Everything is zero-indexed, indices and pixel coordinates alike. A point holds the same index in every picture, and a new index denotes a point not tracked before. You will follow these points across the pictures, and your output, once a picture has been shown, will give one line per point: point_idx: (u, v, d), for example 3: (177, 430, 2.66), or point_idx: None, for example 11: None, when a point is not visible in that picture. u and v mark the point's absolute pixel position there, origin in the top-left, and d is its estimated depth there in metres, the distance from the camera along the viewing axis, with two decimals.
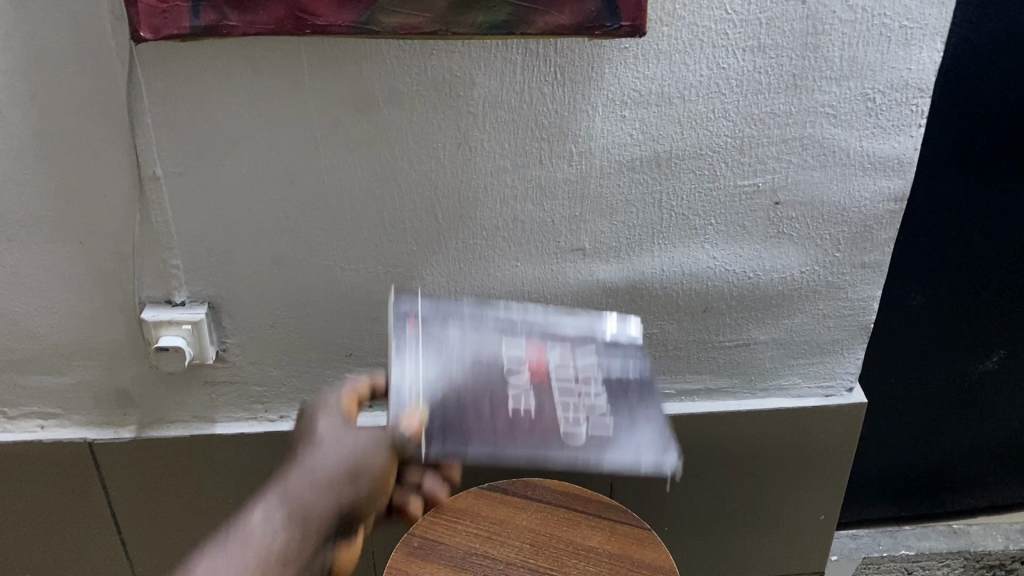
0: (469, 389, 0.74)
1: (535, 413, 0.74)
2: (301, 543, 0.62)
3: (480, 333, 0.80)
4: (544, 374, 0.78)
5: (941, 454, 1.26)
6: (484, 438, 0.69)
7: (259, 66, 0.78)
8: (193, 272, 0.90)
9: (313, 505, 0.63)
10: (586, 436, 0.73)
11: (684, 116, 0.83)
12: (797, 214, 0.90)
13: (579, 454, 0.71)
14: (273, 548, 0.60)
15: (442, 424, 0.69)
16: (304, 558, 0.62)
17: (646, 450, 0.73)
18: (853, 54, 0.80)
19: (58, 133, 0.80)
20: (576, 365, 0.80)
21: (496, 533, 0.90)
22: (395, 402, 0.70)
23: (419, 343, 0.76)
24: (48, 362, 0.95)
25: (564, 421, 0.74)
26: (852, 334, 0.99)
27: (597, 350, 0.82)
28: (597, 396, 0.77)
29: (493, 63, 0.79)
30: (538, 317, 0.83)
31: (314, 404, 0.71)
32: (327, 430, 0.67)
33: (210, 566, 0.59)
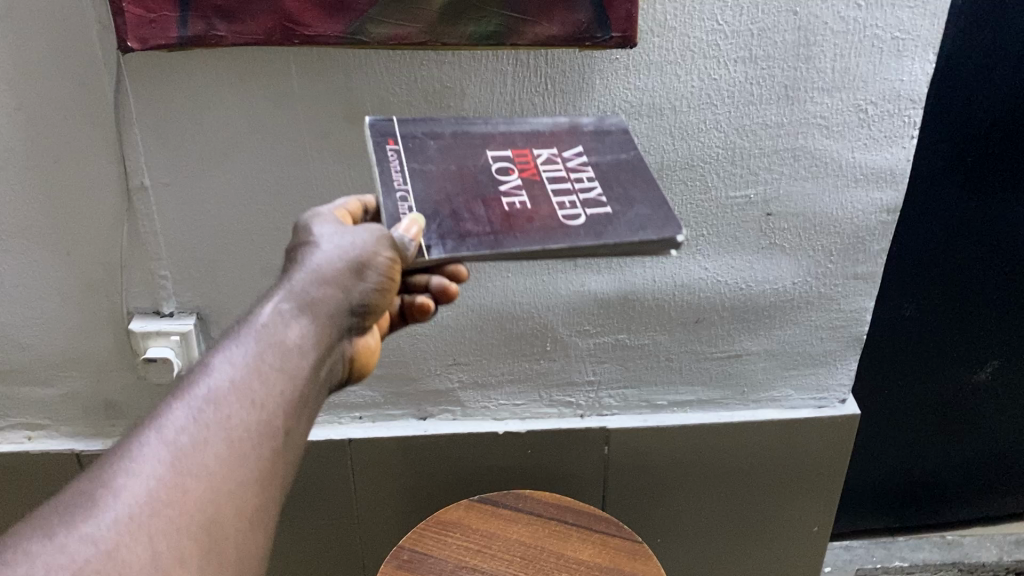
0: (453, 191, 0.62)
1: (530, 205, 0.62)
2: (310, 346, 0.53)
3: (462, 147, 0.67)
4: (536, 171, 0.66)
5: (935, 465, 1.26)
6: (478, 238, 0.58)
7: (247, 77, 0.78)
8: (181, 283, 0.90)
9: (317, 306, 0.55)
10: (587, 216, 0.61)
11: (675, 127, 0.83)
12: (789, 225, 0.89)
13: (585, 236, 0.58)
14: (288, 342, 0.52)
15: (442, 229, 0.58)
16: (318, 355, 0.54)
17: (660, 223, 0.60)
18: (845, 65, 0.80)
19: (45, 143, 0.80)
20: (567, 158, 0.67)
21: (485, 546, 0.89)
22: (389, 213, 0.59)
23: (403, 175, 0.63)
24: (35, 373, 0.94)
25: (559, 206, 0.62)
26: (845, 344, 0.99)
27: (589, 142, 0.70)
28: (592, 182, 0.64)
29: (484, 74, 0.79)
30: (528, 128, 0.71)
31: (310, 215, 0.62)
32: (326, 233, 0.59)
33: (221, 360, 0.50)
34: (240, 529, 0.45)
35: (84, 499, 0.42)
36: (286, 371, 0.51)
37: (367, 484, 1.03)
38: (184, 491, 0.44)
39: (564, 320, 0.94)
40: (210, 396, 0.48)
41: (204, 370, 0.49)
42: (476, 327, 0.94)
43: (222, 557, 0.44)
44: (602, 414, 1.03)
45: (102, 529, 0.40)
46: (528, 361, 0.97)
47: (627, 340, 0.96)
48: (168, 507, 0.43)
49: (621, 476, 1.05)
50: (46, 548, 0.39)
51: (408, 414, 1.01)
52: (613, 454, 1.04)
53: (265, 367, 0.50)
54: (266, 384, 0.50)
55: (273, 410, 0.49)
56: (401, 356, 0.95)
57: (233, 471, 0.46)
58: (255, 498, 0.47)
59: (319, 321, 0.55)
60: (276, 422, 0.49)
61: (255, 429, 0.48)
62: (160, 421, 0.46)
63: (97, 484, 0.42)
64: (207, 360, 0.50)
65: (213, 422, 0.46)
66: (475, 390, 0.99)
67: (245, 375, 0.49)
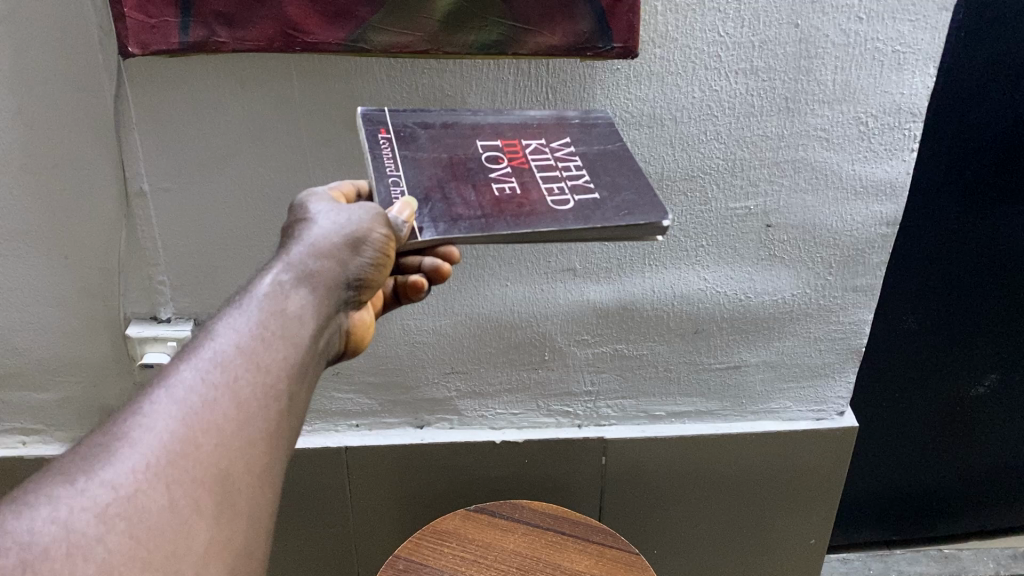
0: (444, 178, 0.63)
1: (519, 191, 0.62)
2: (311, 314, 0.52)
3: (453, 138, 0.68)
4: (523, 159, 0.66)
5: (933, 478, 1.25)
6: (469, 220, 0.58)
7: (248, 83, 0.77)
8: (179, 289, 0.89)
9: (316, 275, 0.53)
10: (575, 201, 0.61)
11: (675, 137, 0.83)
12: (789, 237, 0.89)
13: (573, 218, 0.59)
14: (289, 311, 0.50)
15: (434, 213, 0.59)
16: (318, 325, 0.52)
17: (646, 207, 0.60)
18: (846, 78, 0.80)
19: (44, 147, 0.80)
20: (555, 148, 0.68)
21: (481, 556, 0.89)
22: (381, 199, 0.60)
23: (395, 162, 0.64)
24: (30, 377, 0.94)
25: (547, 192, 0.62)
26: (843, 356, 0.99)
27: (578, 134, 0.71)
28: (579, 171, 0.65)
29: (486, 83, 0.79)
30: (517, 120, 0.72)
31: (304, 195, 0.61)
32: (322, 210, 0.58)
33: (224, 326, 0.48)
34: (251, 488, 0.44)
35: (98, 452, 0.40)
36: (290, 337, 0.50)
37: (363, 492, 1.03)
38: (196, 446, 0.42)
39: (563, 330, 0.94)
40: (215, 359, 0.46)
41: (207, 335, 0.48)
42: (475, 335, 0.94)
43: (235, 515, 0.43)
44: (600, 423, 1.03)
45: (118, 479, 0.39)
46: (526, 370, 0.97)
47: (626, 350, 0.96)
48: (181, 463, 0.41)
49: (618, 487, 1.05)
50: (66, 497, 0.38)
51: (406, 422, 1.01)
52: (610, 465, 1.03)
53: (269, 333, 0.49)
54: (271, 348, 0.48)
55: (279, 373, 0.48)
56: (398, 363, 0.95)
57: (242, 430, 0.44)
58: (264, 460, 0.45)
59: (319, 291, 0.53)
60: (283, 385, 0.48)
61: (261, 391, 0.46)
62: (166, 380, 0.44)
63: (110, 439, 0.41)
64: (210, 326, 0.49)
65: (220, 381, 0.45)
66: (473, 399, 0.99)
67: (250, 339, 0.48)
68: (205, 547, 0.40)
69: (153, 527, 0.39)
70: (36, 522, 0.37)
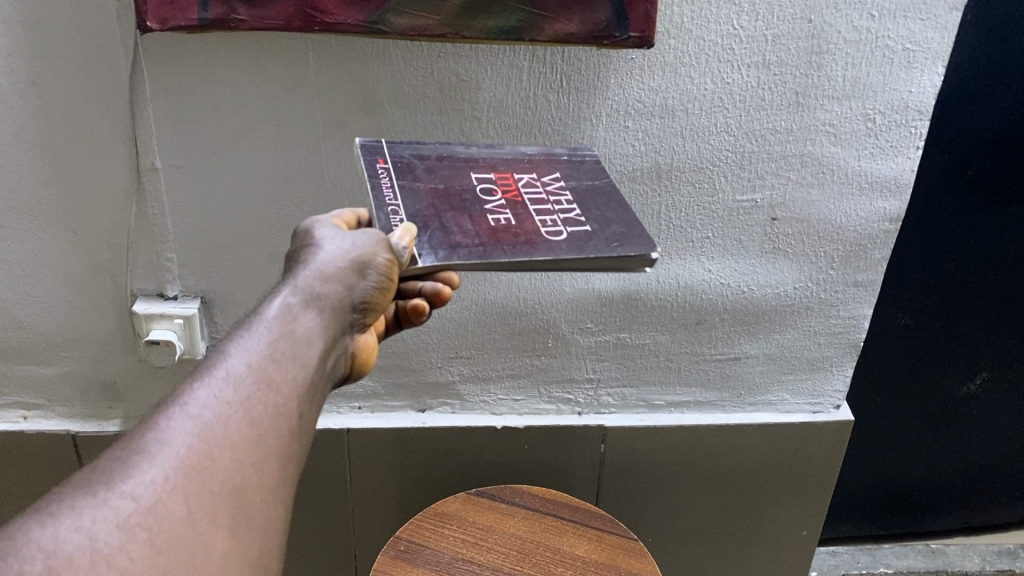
0: (440, 207, 0.64)
1: (514, 222, 0.63)
2: (320, 333, 0.52)
3: (448, 169, 0.70)
4: (516, 193, 0.67)
5: (922, 473, 1.27)
6: (466, 249, 0.58)
7: (264, 62, 0.78)
8: (187, 267, 0.89)
9: (323, 300, 0.53)
10: (568, 232, 0.61)
11: (686, 128, 0.83)
12: (793, 230, 0.90)
13: (567, 249, 0.59)
14: (299, 332, 0.51)
15: (433, 242, 0.59)
16: (327, 346, 0.53)
17: (638, 241, 0.61)
18: (856, 74, 0.81)
19: (57, 120, 0.79)
20: (546, 182, 0.69)
21: (482, 539, 0.89)
22: (380, 226, 0.60)
23: (393, 191, 0.65)
24: (34, 352, 0.94)
25: (542, 224, 0.62)
26: (842, 351, 1.00)
27: (567, 169, 0.73)
28: (571, 204, 0.66)
29: (500, 69, 0.80)
30: (509, 153, 0.74)
31: (308, 226, 0.61)
32: (328, 236, 0.59)
33: (235, 346, 0.48)
34: (265, 503, 0.44)
35: (118, 465, 0.41)
36: (301, 357, 0.50)
37: (363, 474, 1.03)
38: (213, 461, 0.42)
39: (567, 318, 0.95)
40: (229, 378, 0.46)
41: (220, 355, 0.48)
42: (480, 321, 0.94)
43: (250, 530, 0.43)
44: (599, 411, 1.03)
45: (138, 492, 0.39)
46: (529, 357, 0.98)
47: (628, 339, 0.97)
48: (199, 471, 0.42)
49: (616, 474, 1.06)
50: (88, 508, 0.38)
51: (408, 406, 1.01)
52: (609, 452, 1.04)
53: (280, 352, 0.49)
54: (282, 368, 0.48)
55: (290, 392, 0.48)
56: (403, 346, 0.96)
57: (256, 447, 0.45)
58: (277, 472, 0.45)
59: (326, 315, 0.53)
60: (294, 403, 0.48)
61: (273, 409, 0.46)
62: (181, 399, 0.44)
63: (129, 453, 0.41)
64: (222, 346, 0.49)
65: (234, 399, 0.45)
66: (475, 384, 1.00)
67: (262, 359, 0.48)
68: (222, 558, 0.41)
69: (172, 540, 0.39)
70: (59, 532, 0.37)
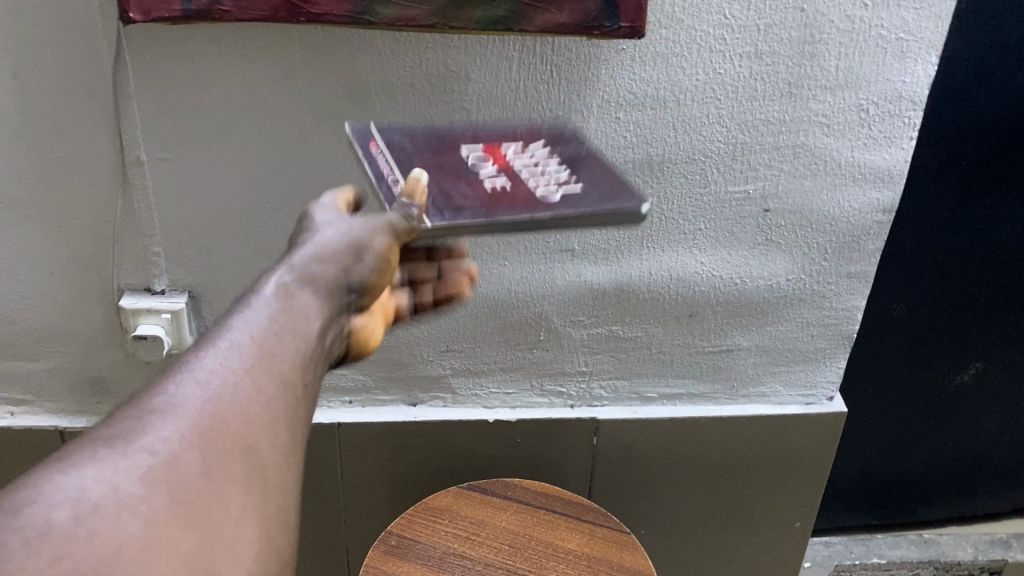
0: (436, 177, 0.64)
1: (511, 186, 0.63)
2: (324, 306, 0.54)
3: (437, 146, 0.69)
4: (507, 160, 0.68)
5: (915, 464, 1.27)
6: (469, 210, 0.59)
7: (249, 53, 0.77)
8: (175, 261, 0.88)
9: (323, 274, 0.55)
10: (566, 191, 0.62)
11: (677, 119, 0.83)
12: (786, 222, 0.90)
13: (570, 204, 0.60)
14: (303, 303, 0.52)
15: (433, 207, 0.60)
16: (331, 318, 0.54)
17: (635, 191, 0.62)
18: (849, 64, 0.81)
19: (40, 113, 0.78)
20: (534, 152, 0.70)
21: (474, 533, 0.89)
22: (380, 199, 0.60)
23: (389, 166, 0.64)
24: (20, 347, 0.93)
25: (538, 186, 0.63)
26: (835, 343, 1.00)
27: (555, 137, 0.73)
28: (563, 166, 0.66)
29: (490, 60, 0.78)
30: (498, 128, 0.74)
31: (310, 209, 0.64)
32: (327, 223, 0.60)
33: (242, 315, 0.50)
34: (276, 462, 0.45)
35: (131, 429, 0.42)
36: (305, 326, 0.51)
37: (354, 468, 1.03)
38: (222, 422, 0.44)
39: (559, 310, 0.94)
40: (236, 345, 0.47)
41: (226, 325, 0.49)
42: (472, 314, 0.94)
43: (263, 487, 0.44)
44: (592, 404, 1.03)
45: (148, 452, 0.41)
46: (521, 350, 0.97)
47: (620, 331, 0.96)
48: (209, 435, 0.43)
49: (609, 467, 1.06)
50: (101, 470, 0.39)
51: (399, 399, 1.01)
52: (602, 445, 1.04)
53: (285, 321, 0.50)
54: (287, 335, 0.50)
55: (295, 356, 0.49)
56: (393, 340, 0.95)
57: (264, 409, 0.46)
58: (286, 425, 0.47)
59: (326, 286, 0.55)
60: (300, 366, 0.49)
61: (280, 372, 0.48)
62: (189, 366, 0.46)
63: (139, 419, 0.43)
64: (230, 317, 0.50)
65: (241, 366, 0.47)
66: (467, 377, 0.99)
67: (268, 327, 0.49)
68: (235, 514, 0.42)
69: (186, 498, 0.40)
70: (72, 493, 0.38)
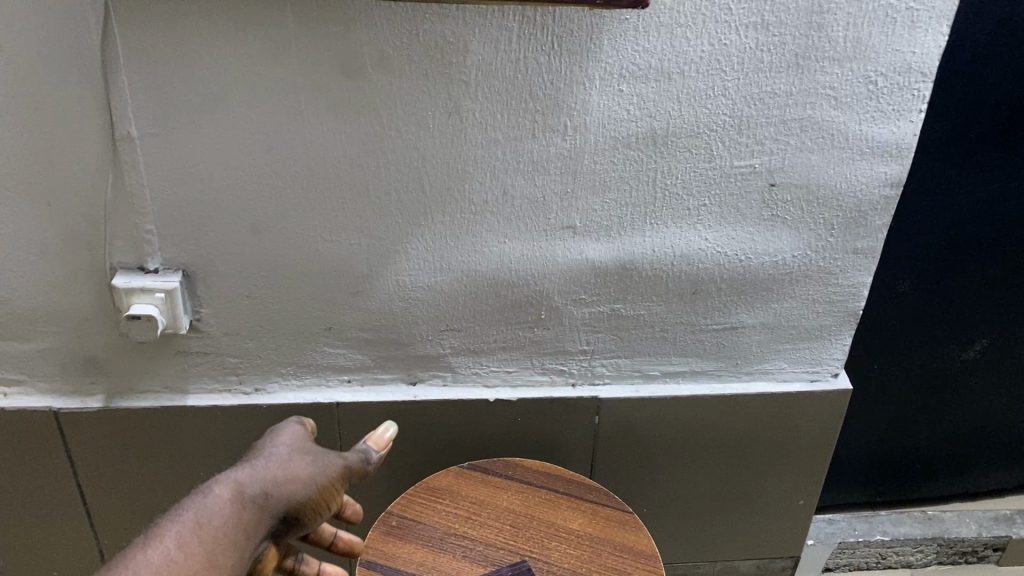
0: None
1: None
2: (265, 499, 0.56)
3: None
4: None
5: (919, 440, 1.26)
6: None
7: (240, 24, 0.74)
8: (167, 239, 0.86)
9: (271, 504, 0.56)
10: None
11: (682, 92, 0.80)
12: (792, 197, 0.88)
13: None
14: (245, 501, 0.55)
15: None
16: (275, 512, 0.57)
17: None
18: (858, 34, 0.78)
19: (27, 88, 0.76)
20: None
21: (475, 513, 0.88)
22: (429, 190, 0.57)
23: None
24: (13, 327, 0.91)
25: None
26: (840, 320, 0.98)
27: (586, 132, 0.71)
28: None
29: (488, 30, 0.76)
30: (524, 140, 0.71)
31: (270, 433, 0.65)
32: (283, 443, 0.62)
33: (188, 505, 0.53)
34: None
35: None
36: (245, 519, 0.54)
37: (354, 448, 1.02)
38: None
39: (560, 289, 0.92)
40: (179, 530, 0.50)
41: (174, 512, 0.52)
42: (471, 292, 0.92)
43: None
44: (593, 382, 1.02)
45: None
46: (522, 328, 0.96)
47: (622, 309, 0.95)
48: None
49: (610, 445, 1.04)
50: None
51: (398, 378, 0.99)
52: (603, 423, 1.03)
53: (228, 514, 0.53)
54: (228, 524, 0.52)
55: (232, 548, 0.52)
56: (392, 319, 0.93)
57: None
58: None
59: (273, 520, 0.56)
60: (236, 558, 0.52)
61: (214, 555, 0.50)
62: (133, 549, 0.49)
63: None
64: (178, 506, 0.53)
65: (182, 549, 0.49)
66: (467, 356, 0.98)
67: (209, 514, 0.52)
68: None
69: None
70: None
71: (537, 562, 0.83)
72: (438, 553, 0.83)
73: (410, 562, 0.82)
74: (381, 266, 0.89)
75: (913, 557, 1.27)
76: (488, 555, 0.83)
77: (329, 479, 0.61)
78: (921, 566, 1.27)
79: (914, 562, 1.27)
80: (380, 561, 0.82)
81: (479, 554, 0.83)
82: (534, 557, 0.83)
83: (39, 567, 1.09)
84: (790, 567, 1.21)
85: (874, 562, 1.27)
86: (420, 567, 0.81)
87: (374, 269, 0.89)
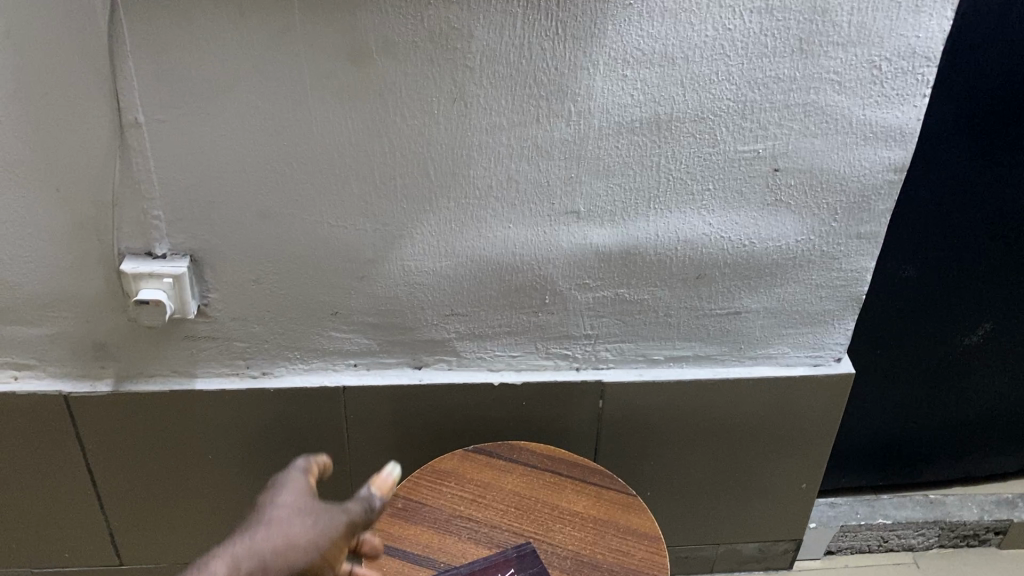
0: None
1: None
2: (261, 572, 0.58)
3: None
4: None
5: (921, 424, 1.27)
6: None
7: (246, 11, 0.75)
8: (175, 225, 0.87)
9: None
10: None
11: (686, 77, 0.81)
12: (796, 181, 0.88)
13: None
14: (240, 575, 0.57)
15: None
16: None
17: None
18: (861, 19, 0.78)
19: (36, 75, 0.77)
20: None
21: (480, 496, 0.89)
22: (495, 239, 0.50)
23: None
24: (22, 312, 0.92)
25: None
26: (843, 304, 0.99)
27: None
28: None
29: (493, 16, 0.76)
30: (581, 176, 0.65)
31: (274, 485, 0.66)
32: (285, 502, 0.63)
33: None
34: None
35: None
36: None
37: (360, 431, 1.03)
38: None
39: (564, 274, 0.93)
40: None
41: None
42: (476, 277, 0.93)
43: None
44: (598, 367, 1.02)
45: None
46: (526, 313, 0.96)
47: (626, 294, 0.95)
48: None
49: (614, 429, 1.05)
50: None
51: (404, 363, 1.00)
52: (607, 407, 1.03)
53: None
54: None
55: None
56: (398, 304, 0.94)
57: None
58: None
59: None
60: None
61: None
62: None
63: None
64: None
65: None
66: (472, 341, 0.98)
67: None
68: None
69: None
70: None
71: (541, 544, 0.84)
72: (443, 534, 0.84)
73: (416, 544, 0.83)
74: (387, 251, 0.90)
75: (915, 540, 1.27)
76: (493, 537, 0.84)
77: (330, 539, 0.62)
78: (923, 549, 1.28)
79: (916, 545, 1.28)
80: (386, 542, 0.83)
81: (483, 536, 0.84)
82: (538, 539, 0.84)
83: (50, 549, 1.10)
84: (793, 550, 1.22)
85: (877, 545, 1.28)
86: (426, 549, 0.83)
87: (380, 254, 0.90)
